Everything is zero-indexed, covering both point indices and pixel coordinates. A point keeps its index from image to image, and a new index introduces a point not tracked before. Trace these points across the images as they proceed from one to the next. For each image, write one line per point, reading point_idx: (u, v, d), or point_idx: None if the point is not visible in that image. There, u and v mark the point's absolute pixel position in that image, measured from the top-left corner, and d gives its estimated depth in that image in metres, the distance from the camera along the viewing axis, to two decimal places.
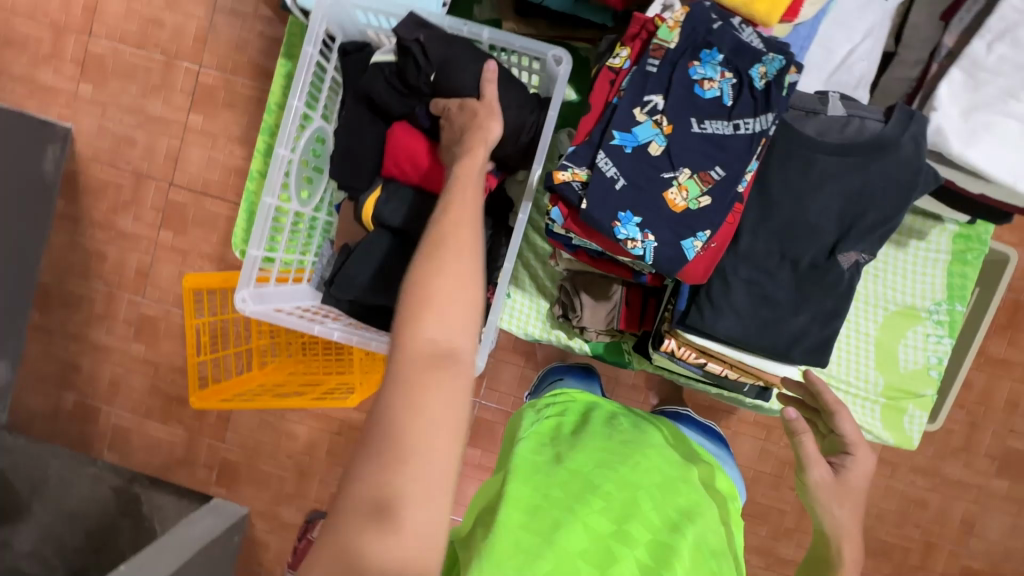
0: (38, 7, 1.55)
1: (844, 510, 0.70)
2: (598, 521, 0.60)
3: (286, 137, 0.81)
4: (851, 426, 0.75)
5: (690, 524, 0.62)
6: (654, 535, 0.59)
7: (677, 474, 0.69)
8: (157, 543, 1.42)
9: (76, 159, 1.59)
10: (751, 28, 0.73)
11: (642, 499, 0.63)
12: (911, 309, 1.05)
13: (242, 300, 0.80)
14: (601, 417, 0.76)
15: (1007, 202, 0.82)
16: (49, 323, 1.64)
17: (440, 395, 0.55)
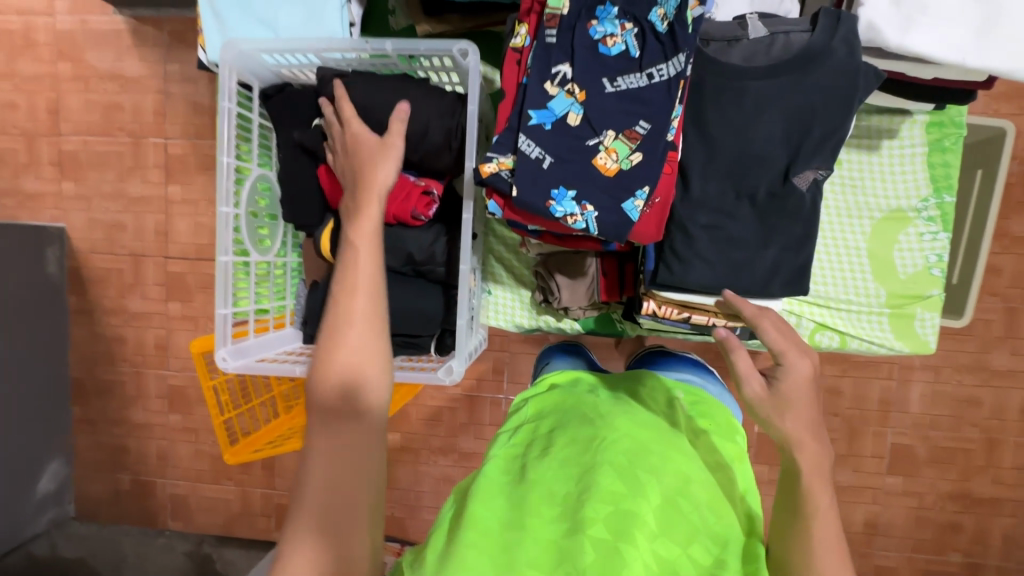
0: (7, 120, 1.61)
1: (790, 425, 0.64)
2: (552, 524, 0.52)
3: (224, 194, 0.83)
4: (775, 333, 0.68)
5: (661, 483, 0.56)
6: (616, 507, 0.52)
7: (649, 437, 0.63)
8: None
9: (74, 255, 1.65)
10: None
11: (604, 471, 0.56)
12: (898, 211, 1.00)
13: (224, 358, 0.84)
14: (562, 406, 0.70)
15: (964, 79, 0.78)
16: (89, 413, 1.71)
17: (357, 458, 0.60)
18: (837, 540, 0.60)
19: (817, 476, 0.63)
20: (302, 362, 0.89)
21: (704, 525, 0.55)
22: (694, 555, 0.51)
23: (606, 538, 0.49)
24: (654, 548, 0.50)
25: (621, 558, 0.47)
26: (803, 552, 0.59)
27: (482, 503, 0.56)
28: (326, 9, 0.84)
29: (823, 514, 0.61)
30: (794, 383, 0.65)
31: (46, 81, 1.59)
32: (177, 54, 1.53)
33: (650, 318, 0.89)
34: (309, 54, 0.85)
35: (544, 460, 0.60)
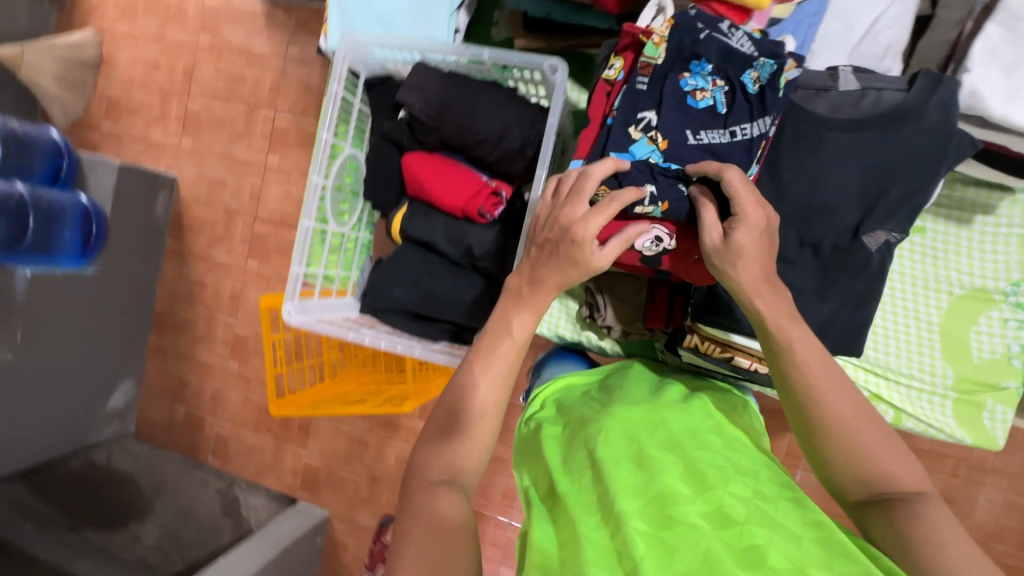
0: (149, 78, 1.85)
1: (743, 271, 0.65)
2: (597, 528, 0.56)
3: (318, 164, 0.91)
4: (732, 183, 0.65)
5: (673, 451, 0.63)
6: (645, 492, 0.58)
7: (644, 412, 0.70)
8: (248, 541, 1.54)
9: (180, 203, 1.85)
10: (743, 31, 0.73)
11: (616, 468, 0.61)
12: (981, 292, 0.94)
13: (289, 311, 0.92)
14: (561, 415, 0.77)
15: None
16: (164, 344, 1.91)
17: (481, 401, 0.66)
18: (826, 365, 0.63)
19: (794, 326, 0.64)
20: (354, 329, 0.95)
21: (728, 464, 0.62)
22: (732, 489, 0.57)
23: (649, 527, 0.54)
24: (695, 509, 0.55)
25: (668, 537, 0.53)
26: (809, 395, 0.62)
27: (537, 532, 0.60)
28: (438, 15, 0.92)
29: (801, 346, 0.63)
30: (749, 234, 0.64)
31: (187, 48, 1.81)
32: (298, 40, 1.70)
33: (690, 352, 0.89)
34: (414, 52, 0.92)
35: (561, 468, 0.66)
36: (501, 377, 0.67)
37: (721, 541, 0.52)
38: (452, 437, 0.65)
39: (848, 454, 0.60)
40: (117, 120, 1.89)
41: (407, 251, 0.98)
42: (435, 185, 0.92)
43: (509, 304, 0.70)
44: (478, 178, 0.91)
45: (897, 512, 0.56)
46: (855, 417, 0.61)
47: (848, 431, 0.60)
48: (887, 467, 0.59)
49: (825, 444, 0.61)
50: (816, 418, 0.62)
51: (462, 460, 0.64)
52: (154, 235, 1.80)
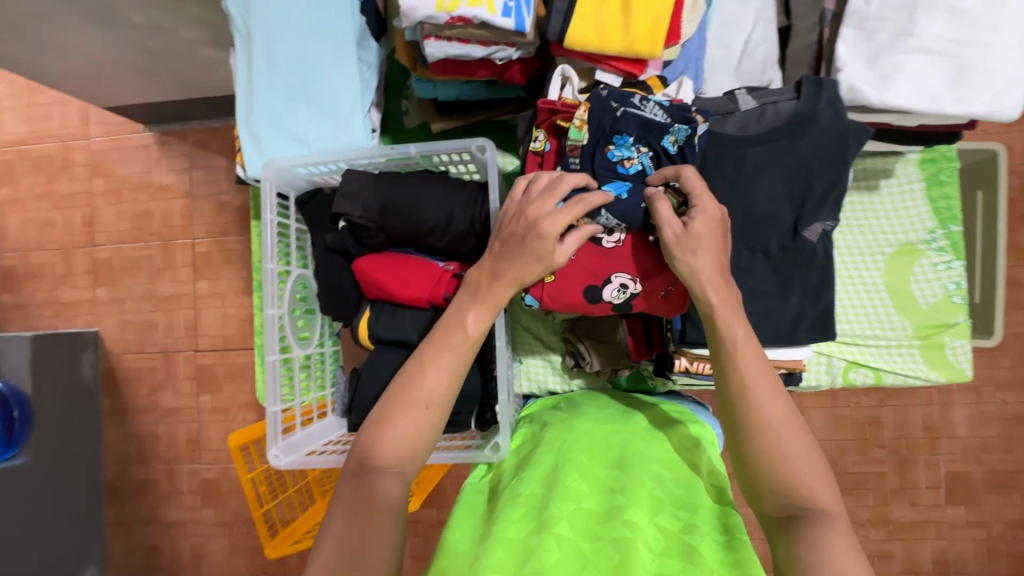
0: (45, 237, 1.73)
1: (698, 260, 0.69)
2: (519, 528, 0.59)
3: (270, 297, 0.88)
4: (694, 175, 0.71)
5: (635, 472, 0.65)
6: (580, 505, 0.61)
7: (618, 440, 0.73)
8: None
9: (109, 357, 1.71)
10: (653, 101, 0.77)
11: (572, 475, 0.65)
12: (908, 245, 1.04)
13: (275, 455, 0.86)
14: (528, 436, 0.83)
15: (946, 123, 0.83)
16: (125, 514, 1.71)
17: (436, 395, 0.70)
18: (763, 373, 0.66)
19: (725, 309, 0.69)
20: (350, 452, 0.90)
21: (672, 495, 0.63)
22: (668, 523, 0.58)
23: (570, 534, 0.57)
24: (632, 523, 0.56)
25: (586, 554, 0.55)
26: (749, 405, 0.65)
27: (458, 527, 0.65)
28: (352, 120, 0.93)
29: (743, 346, 0.67)
30: (704, 221, 0.69)
31: (82, 197, 1.72)
32: (200, 161, 1.66)
33: (684, 374, 0.93)
34: (341, 162, 0.93)
35: (511, 483, 0.70)
36: (452, 370, 0.71)
37: (642, 561, 0.53)
38: (401, 419, 0.68)
39: (772, 461, 0.62)
40: (18, 288, 1.74)
41: (379, 355, 0.93)
42: (393, 286, 0.90)
43: (465, 300, 0.75)
44: (436, 266, 0.91)
45: (798, 525, 0.58)
46: (785, 433, 0.63)
47: (773, 437, 0.63)
48: (801, 481, 0.60)
49: (752, 455, 0.63)
50: (750, 423, 0.64)
51: (403, 444, 0.68)
52: (87, 399, 1.64)
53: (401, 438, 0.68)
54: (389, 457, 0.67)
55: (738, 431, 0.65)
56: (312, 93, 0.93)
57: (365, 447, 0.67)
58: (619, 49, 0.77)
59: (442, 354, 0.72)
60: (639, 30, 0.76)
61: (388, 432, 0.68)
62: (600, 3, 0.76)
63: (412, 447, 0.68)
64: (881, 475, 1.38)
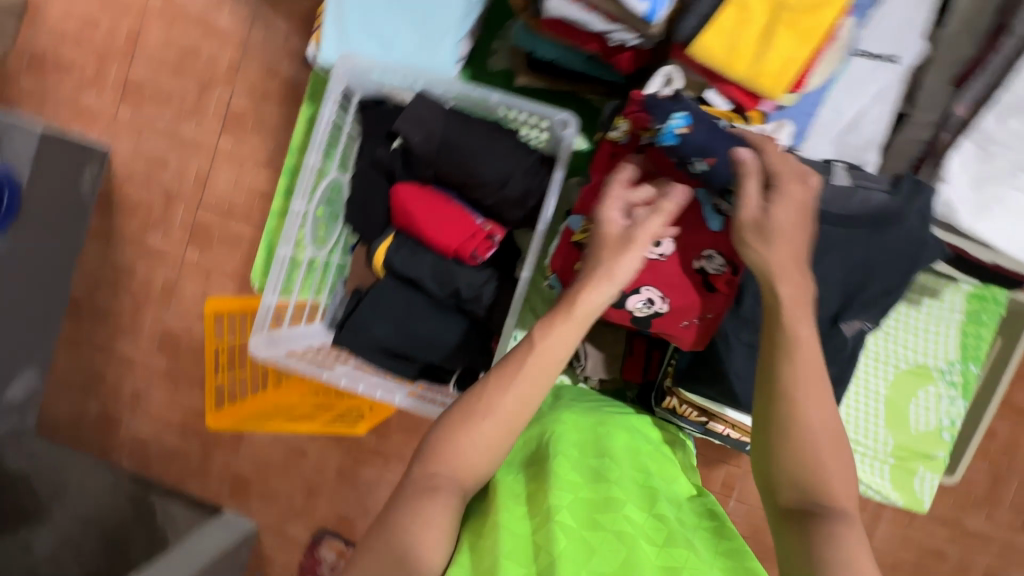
0: (84, 35, 1.64)
1: (777, 251, 0.64)
2: (521, 521, 0.60)
3: (302, 191, 0.85)
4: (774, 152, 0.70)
5: (623, 467, 0.70)
6: (576, 496, 0.63)
7: (605, 426, 0.77)
8: (168, 553, 1.44)
9: (111, 178, 1.66)
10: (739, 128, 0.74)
11: (562, 465, 0.67)
12: (922, 368, 1.03)
13: (257, 345, 0.85)
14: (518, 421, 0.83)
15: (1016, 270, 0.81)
16: (78, 333, 1.70)
17: (505, 413, 0.64)
18: (810, 368, 0.63)
19: (795, 311, 0.64)
20: (328, 367, 0.89)
21: (661, 488, 0.69)
22: (665, 511, 0.64)
23: (574, 524, 0.59)
24: (630, 520, 0.61)
25: (590, 541, 0.58)
26: (787, 400, 0.62)
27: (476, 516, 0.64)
28: (442, 44, 0.88)
29: (803, 350, 0.63)
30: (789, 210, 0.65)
31: (133, 7, 1.62)
32: (263, 17, 1.56)
33: (667, 412, 0.93)
34: (417, 82, 0.87)
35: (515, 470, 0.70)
36: (526, 391, 0.64)
37: (646, 555, 0.57)
38: (456, 432, 0.63)
39: (802, 465, 0.61)
40: (41, 77, 1.67)
41: (385, 287, 0.91)
42: (421, 222, 0.88)
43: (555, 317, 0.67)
44: (472, 220, 0.88)
45: (820, 518, 0.59)
46: (822, 433, 0.62)
47: (805, 427, 0.62)
48: (829, 481, 0.60)
49: (773, 447, 0.63)
50: (781, 425, 0.62)
51: (465, 463, 0.62)
52: (78, 213, 1.62)
53: (455, 449, 0.62)
54: (441, 464, 0.62)
55: (767, 414, 0.63)
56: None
57: (425, 454, 0.63)
58: (742, 75, 0.72)
59: (514, 368, 0.65)
60: (769, 66, 0.71)
61: (448, 445, 0.62)
62: (742, 20, 0.70)
63: (464, 460, 0.62)
64: None
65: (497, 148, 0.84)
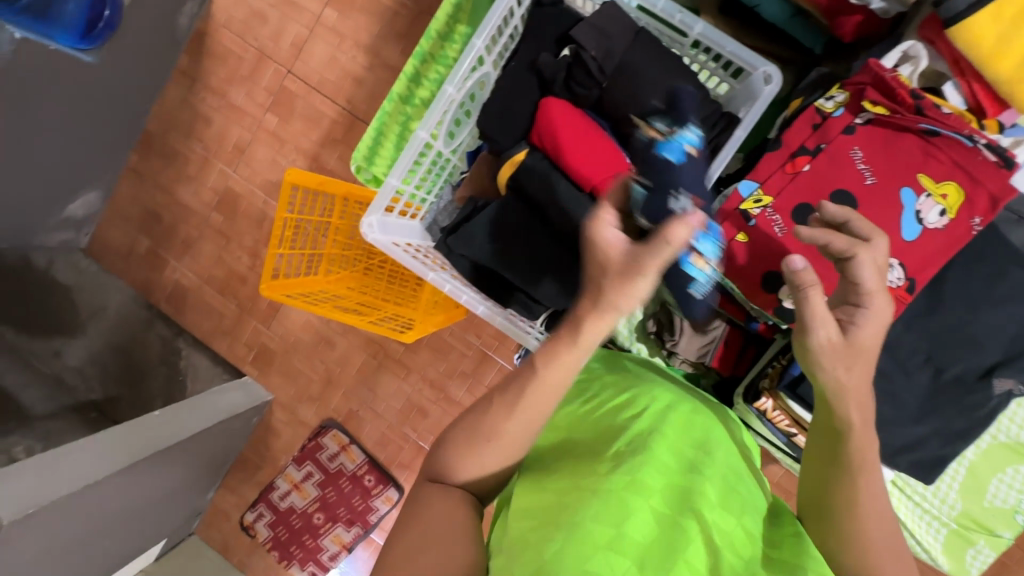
0: None
1: (854, 376, 0.57)
2: (611, 480, 0.57)
3: (458, 75, 0.78)
4: (871, 274, 0.57)
5: (716, 463, 0.63)
6: (669, 482, 0.58)
7: (699, 407, 0.70)
8: (190, 399, 1.41)
9: (209, 21, 1.60)
10: (982, 139, 0.61)
11: (662, 448, 0.61)
12: (1019, 445, 0.95)
13: (369, 226, 0.80)
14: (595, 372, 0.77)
15: None
16: (145, 169, 1.70)
17: (517, 435, 0.58)
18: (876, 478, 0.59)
19: (864, 431, 0.58)
20: (431, 270, 0.86)
21: (747, 492, 0.63)
22: (747, 525, 0.59)
23: (664, 509, 0.56)
24: (711, 528, 0.56)
25: (678, 527, 0.55)
26: (848, 500, 0.59)
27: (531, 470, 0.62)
28: None
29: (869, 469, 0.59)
30: (873, 329, 0.57)
31: None
32: None
33: (754, 412, 0.89)
34: None
35: (591, 433, 0.65)
36: (529, 417, 0.57)
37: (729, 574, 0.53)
38: (467, 449, 0.59)
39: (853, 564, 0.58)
40: None
41: (508, 202, 0.85)
42: (567, 142, 0.80)
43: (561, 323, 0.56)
44: (621, 156, 0.80)
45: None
46: (887, 545, 0.58)
47: (859, 517, 0.58)
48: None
49: (835, 525, 0.59)
50: (847, 504, 0.59)
51: (479, 478, 0.60)
52: (169, 47, 1.57)
53: (467, 464, 0.59)
54: (455, 476, 0.60)
55: (828, 508, 0.60)
56: None
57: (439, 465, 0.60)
58: (1001, 76, 0.65)
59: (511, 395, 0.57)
60: None
61: (464, 462, 0.59)
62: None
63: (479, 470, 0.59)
64: None
65: (682, 86, 0.76)
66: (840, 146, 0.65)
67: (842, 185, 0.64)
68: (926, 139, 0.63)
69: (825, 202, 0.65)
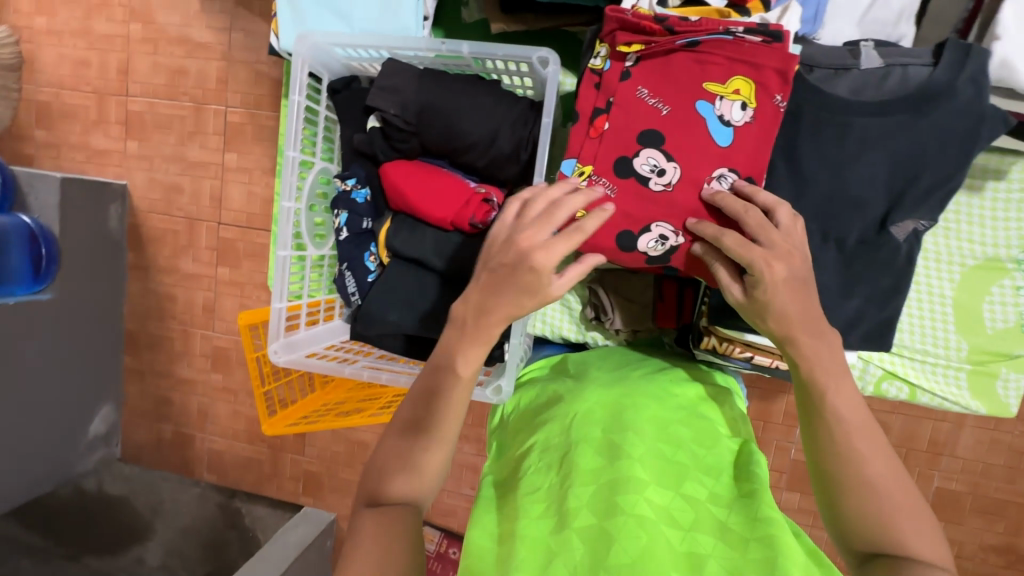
0: (79, 76, 1.58)
1: (790, 310, 0.62)
2: (539, 525, 0.57)
3: (287, 189, 0.83)
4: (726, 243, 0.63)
5: (646, 440, 0.64)
6: (598, 485, 0.58)
7: (629, 400, 0.72)
8: (260, 553, 1.46)
9: (136, 213, 1.62)
10: (738, 27, 0.64)
11: (583, 454, 0.63)
12: (992, 261, 0.92)
13: (275, 351, 0.85)
14: (541, 397, 0.81)
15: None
16: (140, 364, 1.70)
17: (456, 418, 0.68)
18: (866, 424, 0.60)
19: (828, 376, 0.62)
20: (350, 363, 0.88)
21: (690, 460, 0.63)
22: (691, 492, 0.59)
23: (592, 521, 0.55)
24: (650, 502, 0.56)
25: (610, 531, 0.53)
26: (831, 444, 0.60)
27: (480, 521, 0.62)
28: (402, 3, 0.81)
29: (837, 396, 0.62)
30: (785, 285, 0.62)
31: (118, 41, 1.54)
32: (241, 22, 1.46)
33: (708, 352, 0.87)
34: (382, 50, 0.82)
35: (526, 466, 0.66)
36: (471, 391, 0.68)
37: (668, 540, 0.53)
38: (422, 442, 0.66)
39: (860, 507, 0.57)
40: (50, 128, 1.62)
41: (392, 270, 0.87)
42: (412, 195, 0.82)
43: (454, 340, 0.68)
44: (466, 185, 0.82)
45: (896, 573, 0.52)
46: (882, 479, 0.57)
47: (855, 458, 0.59)
48: (902, 534, 0.54)
49: (839, 490, 0.58)
50: (836, 446, 0.60)
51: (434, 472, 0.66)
52: (112, 250, 1.59)
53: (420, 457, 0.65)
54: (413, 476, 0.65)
55: (817, 450, 0.61)
56: None
57: (392, 473, 0.65)
58: None
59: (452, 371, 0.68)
60: None
61: (422, 458, 0.66)
62: None
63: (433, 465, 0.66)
64: None
65: (480, 102, 0.78)
66: (625, 93, 0.67)
67: (643, 125, 0.67)
68: (692, 50, 0.66)
69: (636, 148, 0.68)
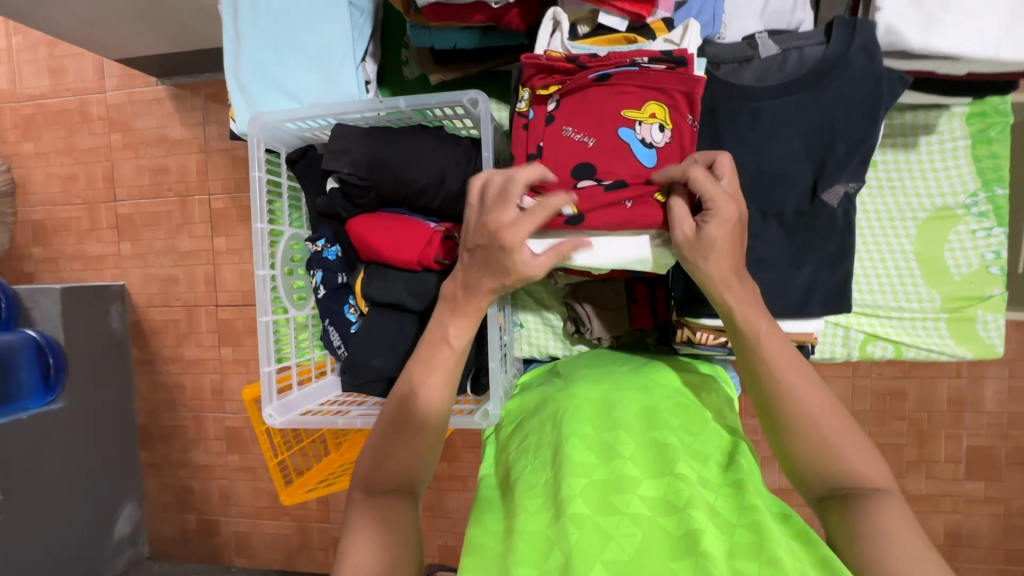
0: (69, 191, 1.67)
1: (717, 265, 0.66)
2: (538, 518, 0.56)
3: (261, 257, 0.88)
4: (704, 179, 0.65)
5: (635, 436, 0.64)
6: (593, 478, 0.58)
7: (617, 396, 0.72)
8: None
9: (136, 310, 1.68)
10: (642, 58, 0.71)
11: (576, 447, 0.62)
12: (945, 210, 0.95)
13: (271, 414, 0.88)
14: (526, 406, 0.81)
15: (935, 71, 0.73)
16: (157, 457, 1.72)
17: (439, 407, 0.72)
18: (794, 361, 0.64)
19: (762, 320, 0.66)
20: (344, 413, 0.90)
21: (681, 444, 0.62)
22: (684, 472, 0.57)
23: (590, 511, 0.54)
24: (644, 496, 0.55)
25: (607, 528, 0.52)
26: (773, 383, 0.63)
27: (479, 523, 0.60)
28: (342, 74, 0.88)
29: (769, 340, 0.65)
30: (721, 226, 0.64)
31: (101, 152, 1.64)
32: (213, 115, 1.56)
33: (687, 344, 0.89)
34: (329, 117, 0.88)
35: (519, 469, 0.66)
36: (445, 379, 0.72)
37: (664, 527, 0.51)
38: (406, 429, 0.70)
39: (807, 446, 0.60)
40: (48, 243, 1.70)
41: (371, 317, 0.91)
42: (379, 242, 0.87)
43: (446, 312, 0.74)
44: (425, 226, 0.86)
45: (851, 507, 0.57)
46: (825, 415, 0.61)
47: (792, 394, 0.62)
48: (849, 462, 0.59)
49: (788, 433, 0.62)
50: (777, 388, 0.63)
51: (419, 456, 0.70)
52: (117, 349, 1.64)
53: (407, 444, 0.69)
54: (401, 461, 0.69)
55: (763, 394, 0.64)
56: (302, 37, 0.88)
57: (380, 458, 0.69)
58: None
59: (432, 358, 0.73)
60: None
61: (404, 442, 0.70)
62: None
63: (419, 449, 0.70)
64: (898, 448, 1.29)
65: (425, 147, 0.84)
66: (552, 135, 0.75)
67: (574, 159, 0.74)
68: (604, 83, 0.74)
69: (573, 180, 0.74)
